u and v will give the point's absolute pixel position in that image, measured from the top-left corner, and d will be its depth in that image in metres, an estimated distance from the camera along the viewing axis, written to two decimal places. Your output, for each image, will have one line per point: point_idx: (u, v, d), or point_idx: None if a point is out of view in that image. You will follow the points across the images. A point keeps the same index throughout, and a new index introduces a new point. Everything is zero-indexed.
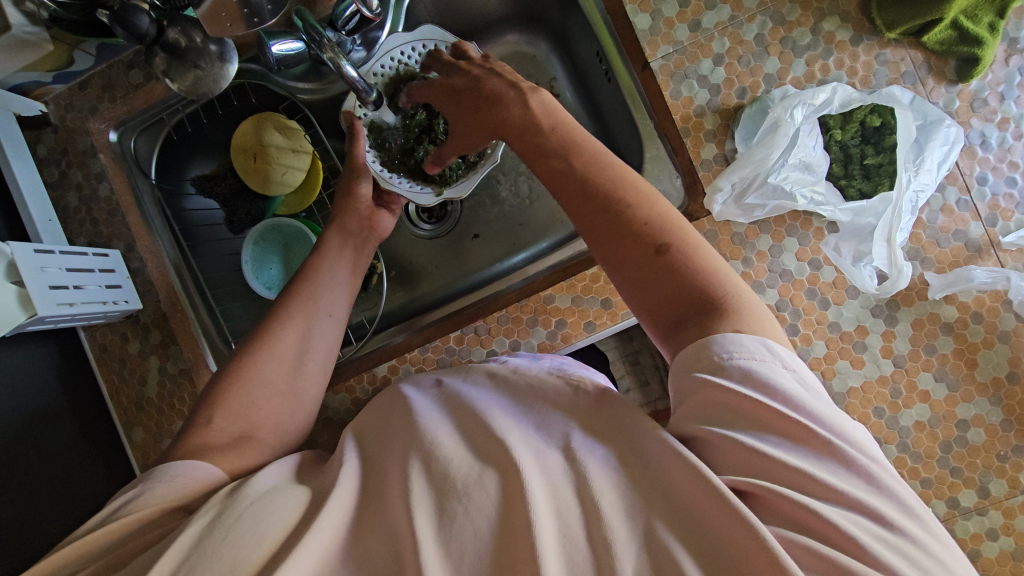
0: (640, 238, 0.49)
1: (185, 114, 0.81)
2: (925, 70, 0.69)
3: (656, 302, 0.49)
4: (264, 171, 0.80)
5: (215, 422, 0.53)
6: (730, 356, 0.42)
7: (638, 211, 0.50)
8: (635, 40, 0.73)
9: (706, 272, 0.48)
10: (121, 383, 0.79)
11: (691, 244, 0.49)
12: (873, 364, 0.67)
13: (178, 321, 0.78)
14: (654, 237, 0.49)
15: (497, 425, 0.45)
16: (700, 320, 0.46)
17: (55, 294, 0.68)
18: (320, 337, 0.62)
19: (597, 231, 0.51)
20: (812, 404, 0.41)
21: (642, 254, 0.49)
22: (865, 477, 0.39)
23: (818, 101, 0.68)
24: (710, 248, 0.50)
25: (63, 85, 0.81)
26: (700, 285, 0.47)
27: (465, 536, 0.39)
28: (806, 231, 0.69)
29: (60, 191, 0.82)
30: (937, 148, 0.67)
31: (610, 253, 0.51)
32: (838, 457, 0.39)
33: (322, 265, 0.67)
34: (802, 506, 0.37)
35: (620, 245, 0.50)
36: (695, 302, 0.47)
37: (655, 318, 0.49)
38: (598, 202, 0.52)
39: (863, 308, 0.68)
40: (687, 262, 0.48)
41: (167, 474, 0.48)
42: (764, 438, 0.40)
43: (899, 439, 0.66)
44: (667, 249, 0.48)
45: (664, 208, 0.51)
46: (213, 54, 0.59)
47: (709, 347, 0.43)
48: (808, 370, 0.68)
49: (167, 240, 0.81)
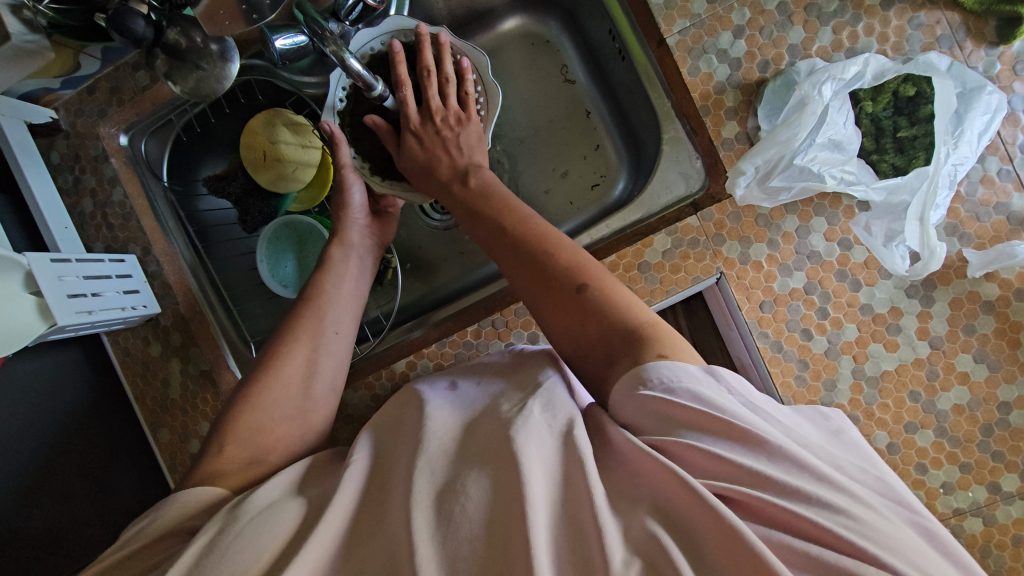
0: (562, 282, 0.52)
1: (193, 114, 0.81)
2: (962, 33, 0.65)
3: (583, 342, 0.50)
4: (275, 168, 0.80)
5: (226, 450, 0.52)
6: (678, 380, 0.42)
7: (558, 261, 0.53)
8: (650, 15, 0.70)
9: (623, 309, 0.49)
10: (146, 386, 0.80)
11: (611, 287, 0.51)
12: (909, 346, 0.65)
13: (197, 323, 0.79)
14: (574, 279, 0.52)
15: (505, 418, 0.44)
16: (626, 351, 0.46)
17: (73, 303, 0.68)
18: (327, 356, 0.61)
19: (523, 285, 0.55)
20: (712, 394, 0.42)
21: (565, 296, 0.51)
22: (812, 473, 0.38)
23: (850, 75, 0.64)
24: (632, 292, 0.52)
25: (71, 90, 0.80)
26: (621, 319, 0.48)
27: (461, 534, 0.38)
28: (835, 209, 0.66)
29: (75, 197, 0.82)
30: (978, 118, 0.63)
31: (539, 302, 0.53)
32: (777, 453, 0.39)
33: (326, 282, 0.67)
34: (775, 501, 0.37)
35: (546, 291, 0.53)
36: (620, 336, 0.48)
37: (585, 358, 0.51)
38: (522, 257, 0.56)
39: (898, 289, 0.65)
40: (607, 300, 0.50)
41: (177, 499, 0.48)
42: (718, 444, 0.40)
43: (937, 423, 0.64)
44: (588, 290, 0.51)
45: (588, 259, 0.54)
46: (214, 54, 0.58)
47: (638, 370, 0.43)
48: (840, 355, 0.66)
49: (181, 241, 0.82)
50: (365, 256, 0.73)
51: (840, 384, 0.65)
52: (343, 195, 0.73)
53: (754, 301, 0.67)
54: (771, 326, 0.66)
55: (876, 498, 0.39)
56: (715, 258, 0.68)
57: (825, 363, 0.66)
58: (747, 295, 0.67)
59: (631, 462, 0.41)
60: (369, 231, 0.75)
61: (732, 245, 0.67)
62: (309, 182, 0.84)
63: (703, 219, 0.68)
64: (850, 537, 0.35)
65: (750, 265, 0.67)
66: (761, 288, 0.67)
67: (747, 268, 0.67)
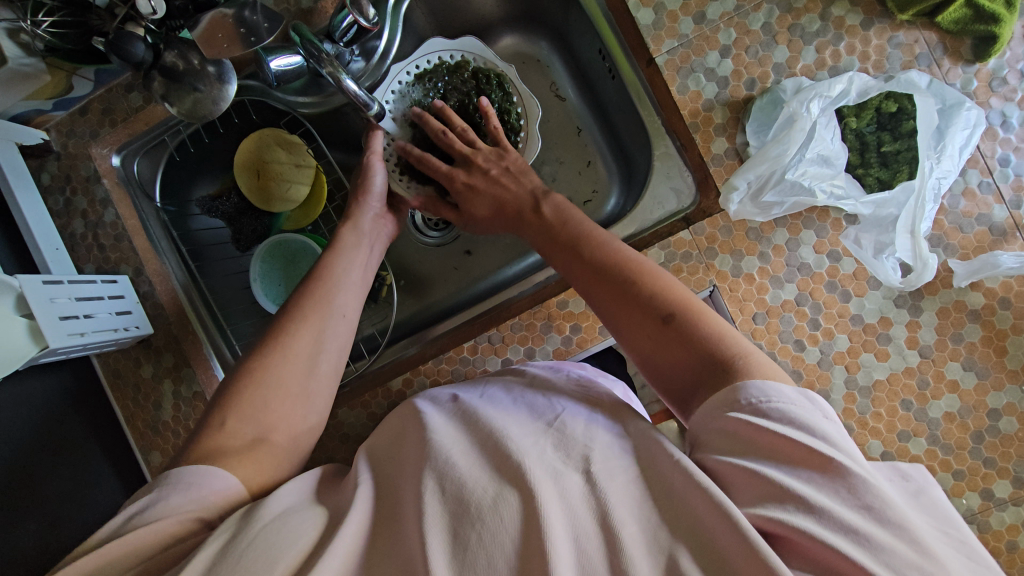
0: (647, 308, 0.51)
1: (187, 135, 0.81)
2: (940, 51, 0.67)
3: (670, 371, 0.49)
4: (268, 189, 0.81)
5: (228, 424, 0.51)
6: (768, 399, 0.42)
7: (644, 286, 0.52)
8: (639, 36, 0.72)
9: (713, 338, 0.48)
10: (137, 408, 0.79)
11: (698, 313, 0.50)
12: (899, 355, 0.66)
13: (190, 343, 0.78)
14: (660, 306, 0.50)
15: (514, 448, 0.44)
16: (716, 382, 0.46)
17: (65, 325, 0.67)
18: (333, 339, 0.60)
19: (605, 310, 0.54)
20: (805, 418, 0.41)
21: (651, 324, 0.50)
22: (886, 517, 0.37)
23: (835, 92, 0.66)
24: (721, 317, 0.50)
25: (63, 112, 0.80)
26: (711, 348, 0.47)
27: (479, 563, 0.38)
28: (823, 222, 0.68)
29: (66, 218, 0.82)
30: (959, 133, 0.65)
31: (623, 326, 0.52)
32: (858, 487, 0.38)
33: (336, 263, 0.65)
34: (824, 536, 0.36)
35: (631, 316, 0.52)
36: (709, 368, 0.47)
37: (671, 387, 0.50)
38: (606, 278, 0.55)
39: (887, 299, 0.66)
40: (695, 327, 0.49)
41: (183, 482, 0.46)
42: (787, 471, 0.39)
43: (929, 432, 0.65)
44: (674, 318, 0.50)
45: (674, 282, 0.52)
46: (211, 75, 0.58)
47: (729, 390, 0.44)
48: (832, 365, 0.67)
49: (175, 259, 0.81)
50: (374, 246, 0.72)
51: (833, 394, 0.66)
52: (365, 178, 0.73)
53: (747, 313, 0.68)
54: (764, 337, 0.67)
55: (954, 555, 0.37)
56: (708, 271, 0.69)
57: (819, 373, 0.67)
58: (740, 307, 0.68)
59: (659, 491, 0.41)
60: (384, 221, 0.75)
61: (724, 258, 0.69)
62: (302, 201, 0.84)
63: (695, 233, 0.69)
64: None
65: (742, 278, 0.68)
66: (753, 299, 0.68)
67: (740, 281, 0.68)
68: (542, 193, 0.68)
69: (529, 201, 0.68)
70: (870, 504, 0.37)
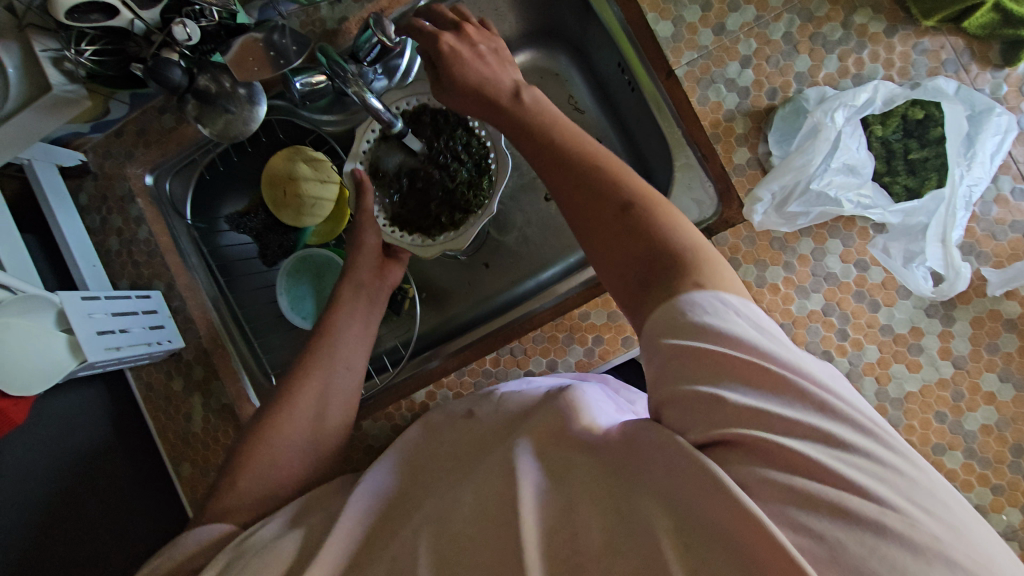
0: (603, 188, 0.48)
1: (216, 154, 0.84)
2: (967, 57, 0.66)
3: (621, 259, 0.46)
4: (294, 204, 0.82)
5: (238, 484, 0.54)
6: (715, 313, 0.38)
7: (601, 172, 0.49)
8: (658, 48, 0.72)
9: (669, 230, 0.45)
10: (168, 420, 0.81)
11: (658, 208, 0.47)
12: (931, 366, 0.64)
13: (219, 356, 0.80)
14: (617, 193, 0.48)
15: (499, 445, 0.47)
16: (666, 282, 0.42)
17: (102, 339, 0.69)
18: (337, 391, 0.63)
19: (563, 196, 0.51)
20: (757, 340, 0.37)
21: (607, 213, 0.47)
22: (837, 438, 0.35)
23: (860, 101, 0.65)
24: (685, 218, 0.47)
25: (100, 134, 0.83)
26: (665, 249, 0.44)
27: (455, 540, 0.40)
28: (850, 231, 0.67)
29: (102, 235, 0.85)
30: (989, 139, 0.63)
31: (577, 213, 0.49)
32: (807, 402, 0.36)
33: (342, 304, 0.70)
34: (779, 469, 0.34)
35: (586, 201, 0.49)
36: (662, 265, 0.43)
37: (618, 279, 0.47)
38: (561, 166, 0.51)
39: (917, 309, 0.65)
40: (652, 222, 0.46)
41: (186, 540, 0.50)
42: (738, 391, 0.36)
43: (965, 445, 0.63)
44: (634, 207, 0.47)
45: (647, 185, 0.49)
46: (242, 97, 0.61)
47: (676, 302, 0.40)
48: (862, 376, 0.65)
49: (204, 275, 0.85)
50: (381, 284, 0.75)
51: None
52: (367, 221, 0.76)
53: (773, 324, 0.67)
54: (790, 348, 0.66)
55: (920, 475, 0.35)
56: None
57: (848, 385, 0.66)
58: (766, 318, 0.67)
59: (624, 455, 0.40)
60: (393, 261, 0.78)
61: (748, 269, 0.68)
62: (327, 217, 0.86)
63: (717, 243, 0.69)
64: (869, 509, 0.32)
65: (767, 288, 0.67)
66: (779, 310, 0.67)
67: (765, 291, 0.67)
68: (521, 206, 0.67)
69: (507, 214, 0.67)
70: (825, 423, 0.35)
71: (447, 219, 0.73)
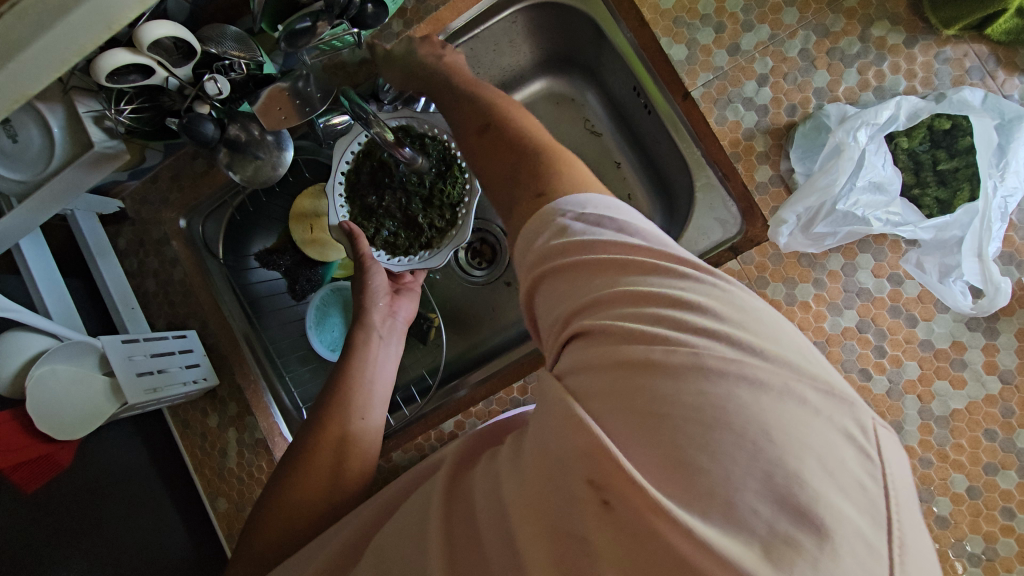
0: (482, 125, 0.52)
1: (246, 194, 0.86)
2: (992, 63, 0.65)
3: (500, 184, 0.48)
4: (322, 241, 0.85)
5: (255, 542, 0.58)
6: (587, 215, 0.39)
7: (495, 122, 0.53)
8: (673, 71, 0.72)
9: (533, 145, 0.48)
10: (204, 456, 0.83)
11: (525, 130, 0.50)
12: (977, 382, 0.62)
13: (252, 392, 0.82)
14: (483, 128, 0.52)
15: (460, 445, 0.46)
16: (535, 186, 0.44)
17: (141, 380, 0.71)
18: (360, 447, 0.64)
19: (466, 149, 0.54)
20: (632, 240, 0.37)
21: (486, 158, 0.51)
22: (697, 319, 0.33)
23: (883, 119, 0.64)
24: (545, 135, 0.50)
25: (136, 181, 0.87)
26: (526, 159, 0.46)
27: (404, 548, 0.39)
28: (880, 245, 0.65)
29: (139, 278, 0.88)
30: (1023, 147, 0.61)
31: (472, 163, 0.53)
32: (673, 287, 0.35)
33: (354, 354, 0.70)
34: (638, 363, 0.32)
35: (475, 147, 0.53)
36: (527, 177, 0.45)
37: (505, 193, 0.48)
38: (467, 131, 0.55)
39: (957, 323, 0.63)
40: (515, 137, 0.49)
41: None
42: (604, 288, 0.36)
43: (1019, 463, 0.61)
44: (491, 135, 0.51)
45: (517, 120, 0.52)
46: (271, 144, 0.66)
47: (552, 208, 0.41)
48: (904, 394, 0.63)
49: (237, 311, 0.86)
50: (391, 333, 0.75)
51: (907, 425, 0.63)
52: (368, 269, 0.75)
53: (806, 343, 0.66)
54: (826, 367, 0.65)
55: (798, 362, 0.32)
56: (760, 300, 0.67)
57: (889, 404, 0.63)
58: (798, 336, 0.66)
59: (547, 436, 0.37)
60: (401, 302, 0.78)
61: (777, 287, 0.67)
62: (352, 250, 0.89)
63: (743, 262, 0.68)
64: (723, 407, 0.30)
65: (797, 306, 0.66)
66: (811, 328, 0.66)
67: (795, 309, 0.66)
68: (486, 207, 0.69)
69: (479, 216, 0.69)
70: (686, 310, 0.34)
71: (445, 223, 0.74)
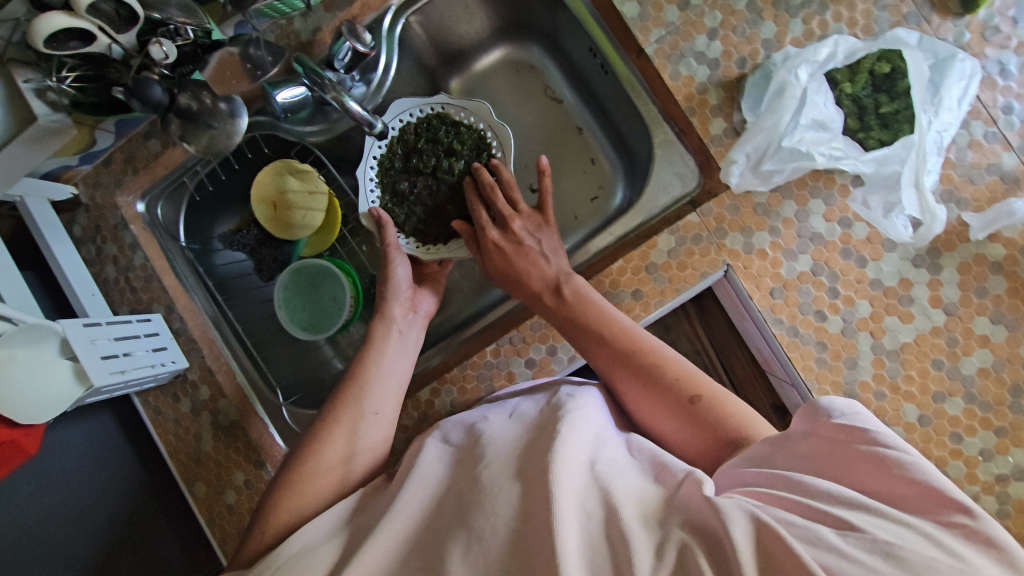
0: (676, 388, 0.58)
1: (204, 174, 0.85)
2: (927, 9, 0.67)
3: (695, 448, 0.57)
4: (285, 218, 0.86)
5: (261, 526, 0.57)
6: (843, 414, 0.44)
7: (661, 371, 0.60)
8: (626, 29, 0.73)
9: (736, 420, 0.56)
10: (179, 442, 0.82)
11: (720, 398, 0.57)
12: (923, 315, 0.65)
13: (224, 374, 0.81)
14: (687, 390, 0.58)
15: (527, 444, 0.52)
16: (720, 450, 0.55)
17: (107, 364, 0.69)
18: (365, 439, 0.63)
19: (621, 377, 0.62)
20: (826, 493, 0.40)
21: (679, 405, 0.58)
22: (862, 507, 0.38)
23: (822, 57, 0.67)
24: (740, 402, 0.58)
25: (89, 165, 0.85)
26: (729, 430, 0.55)
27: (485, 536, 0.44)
28: (830, 189, 0.68)
29: (99, 265, 0.86)
30: (955, 85, 0.64)
31: (643, 405, 0.60)
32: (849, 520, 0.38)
33: (370, 349, 0.70)
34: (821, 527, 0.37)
35: (655, 397, 0.59)
36: (719, 441, 0.55)
37: (680, 455, 0.58)
38: (627, 366, 0.61)
39: (904, 260, 0.66)
40: (723, 409, 0.56)
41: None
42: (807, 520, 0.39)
43: (964, 390, 0.65)
44: (700, 402, 0.57)
45: (687, 365, 0.60)
46: (224, 113, 0.59)
47: (816, 406, 0.46)
48: (856, 332, 0.67)
49: (202, 294, 0.85)
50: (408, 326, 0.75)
51: (861, 361, 0.66)
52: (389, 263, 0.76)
53: (764, 289, 0.68)
54: (783, 312, 0.68)
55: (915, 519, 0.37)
56: (719, 251, 0.70)
57: (844, 342, 0.67)
58: (757, 283, 0.69)
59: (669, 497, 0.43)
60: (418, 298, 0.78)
61: (734, 237, 0.69)
62: (318, 227, 0.89)
63: (702, 215, 0.70)
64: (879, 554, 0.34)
65: (754, 254, 0.69)
66: (769, 274, 0.68)
67: (753, 257, 0.69)
68: (565, 276, 0.71)
69: (551, 286, 0.70)
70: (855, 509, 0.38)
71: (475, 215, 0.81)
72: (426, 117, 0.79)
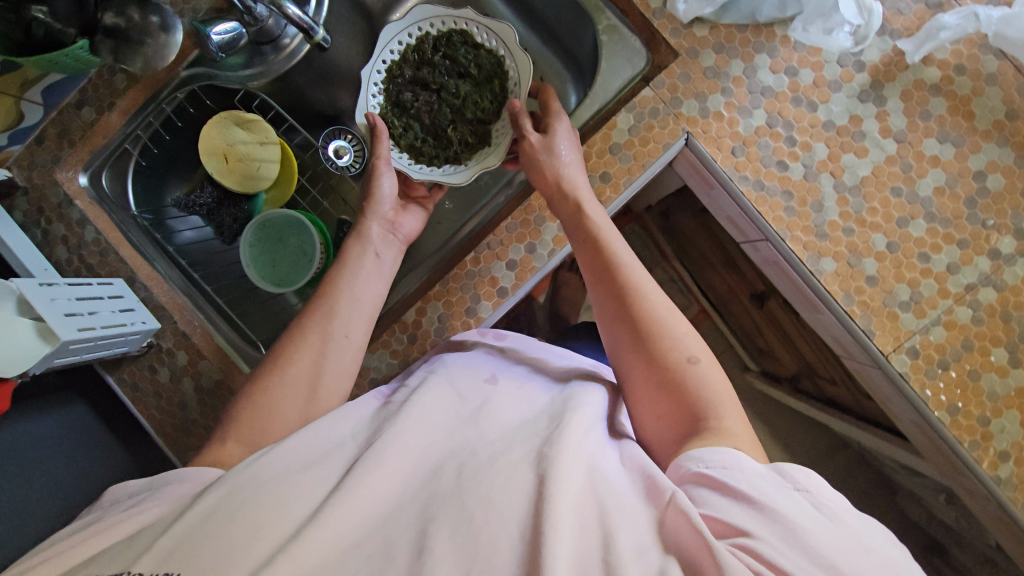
0: (669, 350, 0.53)
1: (147, 138, 0.81)
2: None
3: (666, 413, 0.52)
4: (239, 169, 0.83)
5: (227, 446, 0.54)
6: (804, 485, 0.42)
7: (664, 326, 0.55)
8: None
9: (723, 397, 0.51)
10: (163, 415, 0.79)
11: (716, 375, 0.52)
12: (877, 147, 0.68)
13: (200, 336, 0.78)
14: (686, 350, 0.53)
15: (540, 438, 0.50)
16: (692, 425, 0.49)
17: (72, 321, 0.66)
18: (331, 367, 0.59)
19: (616, 324, 0.57)
20: (775, 512, 0.39)
21: (666, 364, 0.53)
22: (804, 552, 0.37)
23: None
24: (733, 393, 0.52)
25: (21, 146, 0.81)
26: (706, 406, 0.50)
27: (476, 529, 0.43)
28: (772, 43, 0.70)
29: (48, 247, 0.82)
30: None
31: (632, 361, 0.55)
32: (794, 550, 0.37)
33: (338, 279, 0.64)
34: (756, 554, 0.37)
35: (647, 357, 0.54)
36: (694, 417, 0.50)
37: (654, 422, 0.53)
38: (631, 311, 0.56)
39: (851, 98, 0.68)
40: (711, 386, 0.51)
41: (175, 477, 0.49)
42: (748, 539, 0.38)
43: (925, 211, 0.67)
44: (695, 364, 0.52)
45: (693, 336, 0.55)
46: (155, 26, 0.60)
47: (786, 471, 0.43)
48: (818, 175, 0.69)
49: (163, 261, 0.81)
50: (382, 252, 0.70)
51: (826, 202, 0.68)
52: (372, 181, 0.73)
53: (725, 150, 0.70)
54: (748, 168, 0.69)
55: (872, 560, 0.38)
56: (678, 120, 0.71)
57: (808, 187, 0.69)
58: (718, 145, 0.70)
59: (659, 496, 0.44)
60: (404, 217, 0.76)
61: (690, 104, 0.71)
62: (274, 179, 0.86)
63: (656, 88, 0.71)
64: None
65: (711, 117, 0.70)
66: (728, 134, 0.70)
67: (711, 121, 0.70)
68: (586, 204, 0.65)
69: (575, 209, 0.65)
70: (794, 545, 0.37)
71: (475, 138, 0.80)
72: (448, 30, 0.79)
